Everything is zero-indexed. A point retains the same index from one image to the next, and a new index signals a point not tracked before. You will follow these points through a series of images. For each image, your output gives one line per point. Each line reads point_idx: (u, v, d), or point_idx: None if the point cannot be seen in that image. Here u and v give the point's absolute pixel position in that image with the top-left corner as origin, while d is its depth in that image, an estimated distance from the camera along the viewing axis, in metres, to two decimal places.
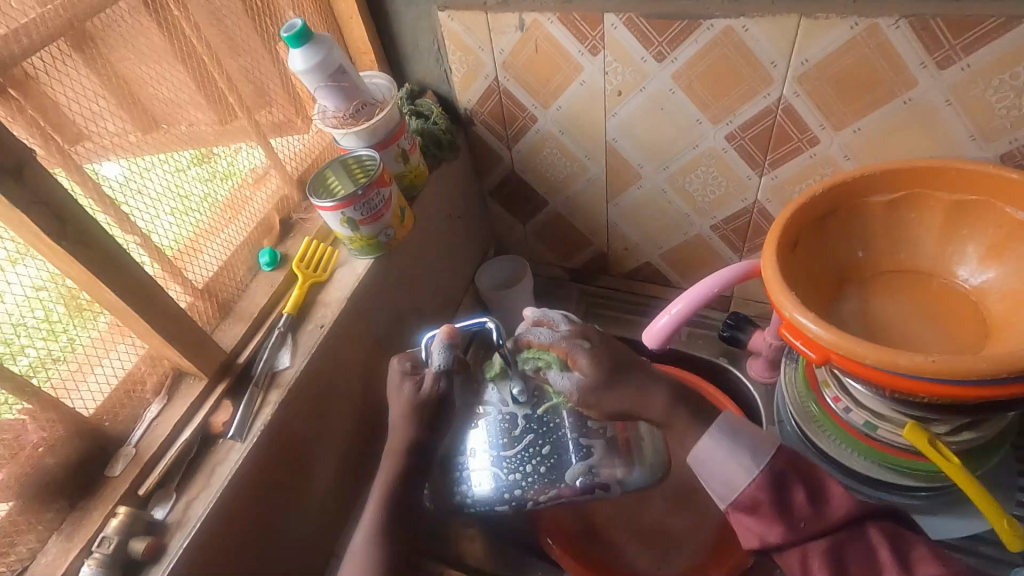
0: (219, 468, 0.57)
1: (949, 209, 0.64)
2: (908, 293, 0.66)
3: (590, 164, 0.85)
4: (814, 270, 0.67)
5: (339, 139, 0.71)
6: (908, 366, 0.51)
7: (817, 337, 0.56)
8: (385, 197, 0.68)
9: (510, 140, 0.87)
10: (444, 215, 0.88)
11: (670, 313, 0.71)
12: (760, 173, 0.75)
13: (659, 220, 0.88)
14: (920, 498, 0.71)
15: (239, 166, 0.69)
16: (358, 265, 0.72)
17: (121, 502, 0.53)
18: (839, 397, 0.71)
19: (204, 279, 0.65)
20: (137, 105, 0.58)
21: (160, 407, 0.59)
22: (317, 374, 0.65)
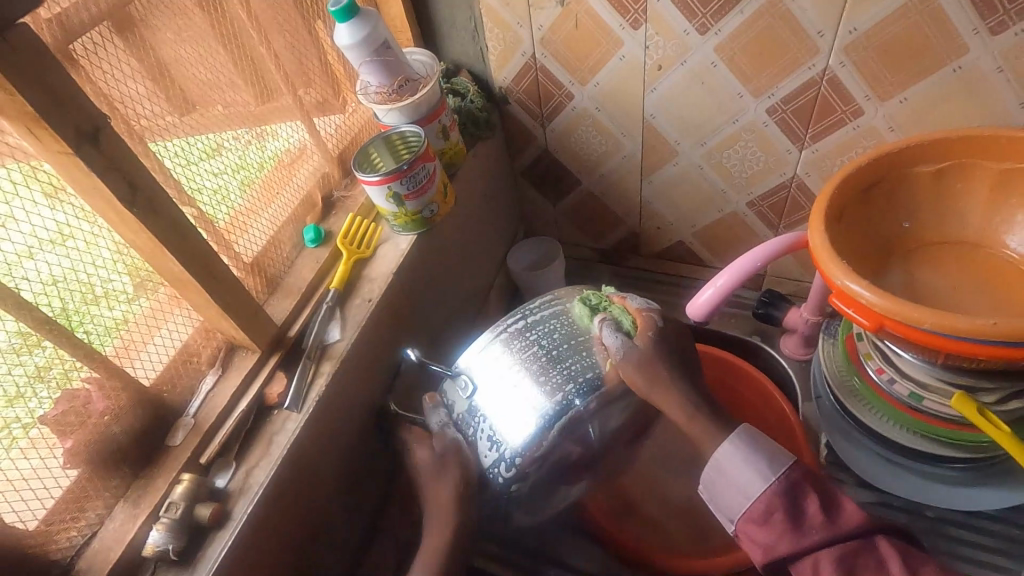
0: (276, 437, 0.57)
1: (998, 178, 0.64)
2: (955, 264, 0.66)
3: (626, 141, 0.85)
4: (860, 242, 0.67)
5: (382, 115, 0.71)
6: (966, 329, 0.52)
7: (870, 304, 0.56)
8: (429, 172, 0.68)
9: (545, 118, 0.87)
10: (479, 194, 0.88)
11: (714, 286, 0.71)
12: (800, 146, 0.75)
13: (694, 197, 0.88)
14: (960, 469, 0.72)
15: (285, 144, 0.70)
16: (401, 241, 0.73)
17: (184, 469, 0.54)
18: (882, 369, 0.71)
19: (253, 254, 0.66)
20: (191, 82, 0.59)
21: (216, 378, 0.60)
22: (365, 347, 0.66)
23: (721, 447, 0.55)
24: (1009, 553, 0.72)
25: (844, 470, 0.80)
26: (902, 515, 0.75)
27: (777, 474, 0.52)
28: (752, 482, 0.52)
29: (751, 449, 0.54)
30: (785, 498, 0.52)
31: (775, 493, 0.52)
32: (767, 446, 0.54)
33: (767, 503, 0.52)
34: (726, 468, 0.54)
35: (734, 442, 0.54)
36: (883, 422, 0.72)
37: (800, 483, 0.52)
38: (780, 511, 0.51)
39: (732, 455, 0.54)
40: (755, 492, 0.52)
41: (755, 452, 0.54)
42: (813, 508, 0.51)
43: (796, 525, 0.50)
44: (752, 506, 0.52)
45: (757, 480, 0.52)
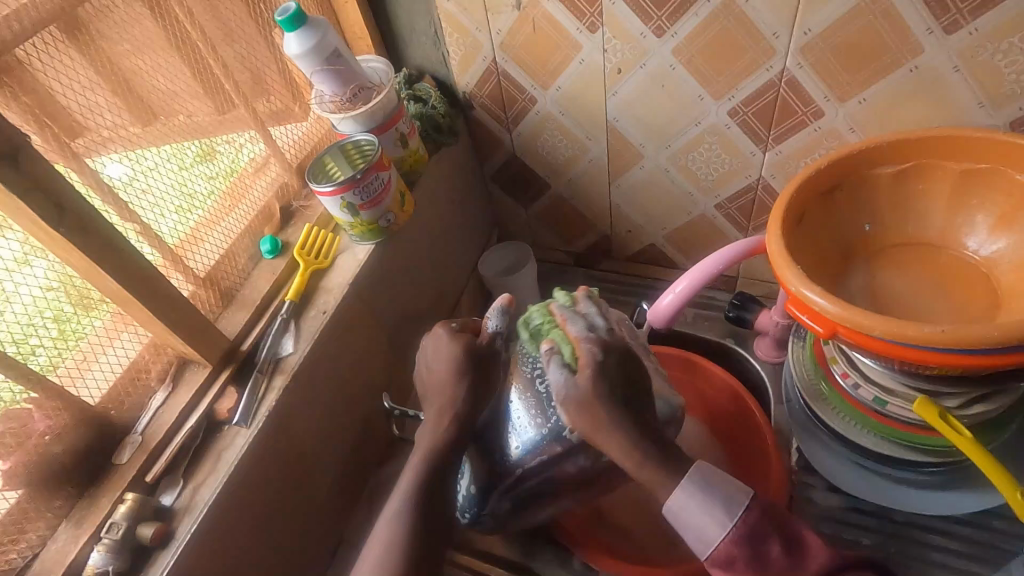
0: (225, 454, 0.57)
1: (958, 178, 0.63)
2: (917, 266, 0.65)
3: (591, 145, 0.84)
4: (821, 246, 0.66)
5: (338, 124, 0.70)
6: (917, 337, 0.51)
7: (824, 311, 0.55)
8: (384, 181, 0.68)
9: (510, 123, 0.87)
10: (446, 201, 0.87)
11: (674, 292, 0.70)
12: (764, 148, 0.74)
13: (662, 201, 0.87)
14: (929, 474, 0.71)
15: (241, 157, 0.69)
16: (359, 251, 0.72)
17: (129, 488, 0.53)
18: (847, 373, 0.70)
19: (206, 267, 0.65)
20: (135, 95, 0.58)
21: (166, 394, 0.59)
22: (320, 360, 0.65)
23: (673, 497, 0.51)
24: (981, 559, 0.70)
25: (815, 475, 0.79)
26: (872, 520, 0.74)
27: (735, 517, 0.49)
28: (710, 530, 0.49)
29: (703, 495, 0.50)
30: (745, 543, 0.48)
31: (735, 539, 0.48)
32: (720, 487, 0.50)
33: (728, 552, 0.48)
34: (682, 514, 0.50)
35: (682, 492, 0.50)
36: (849, 427, 0.72)
37: (760, 524, 0.48)
38: (743, 557, 0.48)
39: (686, 503, 0.50)
40: (714, 540, 0.49)
41: (710, 495, 0.50)
42: (777, 551, 0.48)
43: (759, 569, 0.47)
44: (714, 553, 0.49)
45: (716, 527, 0.49)
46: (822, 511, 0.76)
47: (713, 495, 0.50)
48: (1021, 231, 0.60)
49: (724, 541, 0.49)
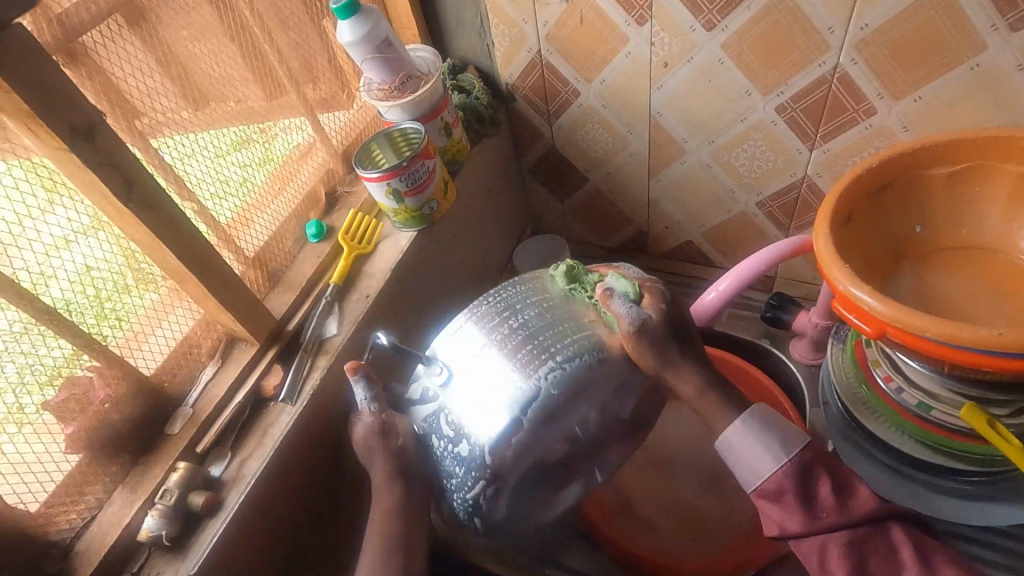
0: (271, 429, 0.58)
1: (1016, 182, 0.61)
2: (969, 270, 0.64)
3: (632, 139, 0.84)
4: (867, 245, 0.65)
5: (384, 112, 0.72)
6: (972, 340, 0.49)
7: (872, 310, 0.54)
8: (429, 169, 0.69)
9: (552, 116, 0.87)
10: (484, 192, 0.88)
11: (716, 289, 0.69)
12: (811, 146, 0.73)
13: (702, 197, 0.86)
14: (973, 484, 0.70)
15: (289, 142, 0.71)
16: (402, 238, 0.73)
17: (180, 458, 0.55)
18: (890, 377, 0.69)
19: (255, 249, 0.67)
20: (189, 81, 0.59)
21: (215, 369, 0.61)
22: (361, 342, 0.66)
23: (730, 427, 0.54)
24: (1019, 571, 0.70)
25: None
26: None
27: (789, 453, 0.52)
28: (763, 461, 0.52)
29: (761, 431, 0.53)
30: (795, 479, 0.51)
31: (787, 473, 0.51)
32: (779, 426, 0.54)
33: (778, 484, 0.51)
34: (739, 446, 0.54)
35: (740, 425, 0.54)
36: (890, 432, 0.71)
37: (813, 465, 0.52)
38: (791, 491, 0.51)
39: (744, 436, 0.54)
40: (765, 472, 0.52)
41: (764, 429, 0.54)
42: (826, 492, 0.51)
43: (808, 507, 0.50)
44: (763, 485, 0.52)
45: (772, 458, 0.52)
46: None
47: (770, 435, 0.53)
48: None
49: (774, 473, 0.52)
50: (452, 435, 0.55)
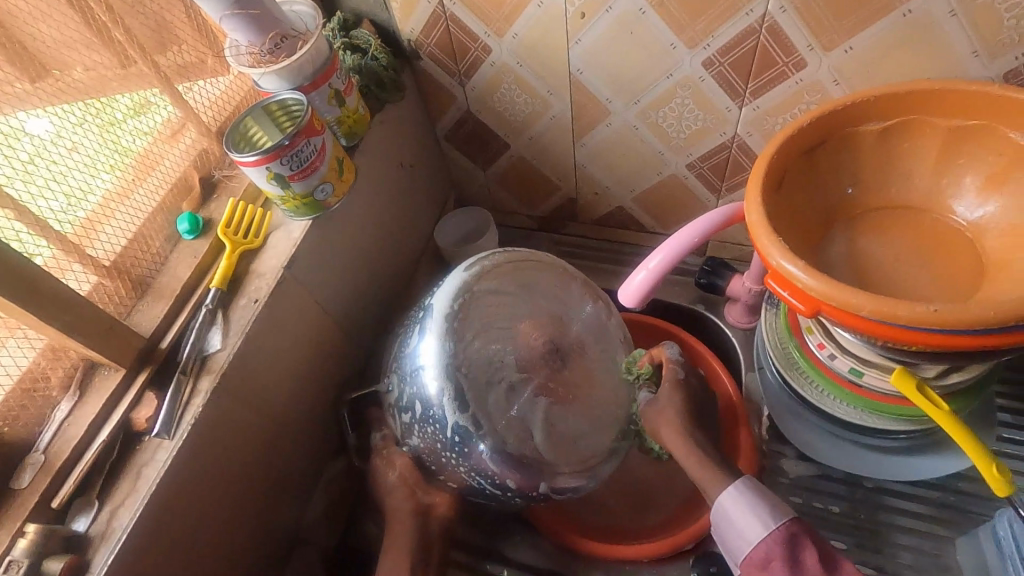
0: (145, 470, 0.50)
1: (945, 137, 0.58)
2: (901, 232, 0.61)
3: (553, 100, 0.76)
4: (799, 212, 0.61)
5: (259, 80, 0.60)
6: (909, 317, 0.46)
7: (807, 287, 0.50)
8: (317, 147, 0.59)
9: (463, 77, 0.78)
10: (394, 167, 0.78)
11: (647, 268, 0.64)
12: (740, 103, 0.68)
13: (631, 160, 0.81)
14: (901, 441, 0.70)
15: (148, 119, 0.60)
16: (295, 229, 0.63)
17: (32, 517, 0.46)
18: (822, 344, 0.67)
19: (112, 255, 0.56)
20: (16, 44, 0.49)
21: (71, 405, 0.51)
22: (254, 355, 0.58)
23: (719, 494, 0.56)
24: (944, 520, 0.71)
25: (786, 443, 0.77)
26: (841, 487, 0.74)
27: (769, 525, 0.52)
28: (751, 528, 0.52)
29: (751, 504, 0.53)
30: (783, 546, 0.51)
31: (772, 541, 0.51)
32: (768, 499, 0.54)
33: (766, 551, 0.51)
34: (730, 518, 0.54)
35: (732, 493, 0.55)
36: (824, 398, 0.69)
37: (797, 534, 0.51)
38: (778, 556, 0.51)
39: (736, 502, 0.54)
40: (754, 539, 0.52)
41: (754, 502, 0.54)
42: (811, 557, 0.50)
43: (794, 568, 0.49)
44: (753, 552, 0.52)
45: (755, 530, 0.52)
46: (792, 479, 0.75)
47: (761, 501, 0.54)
48: (1012, 193, 0.56)
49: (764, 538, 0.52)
50: (410, 406, 0.60)
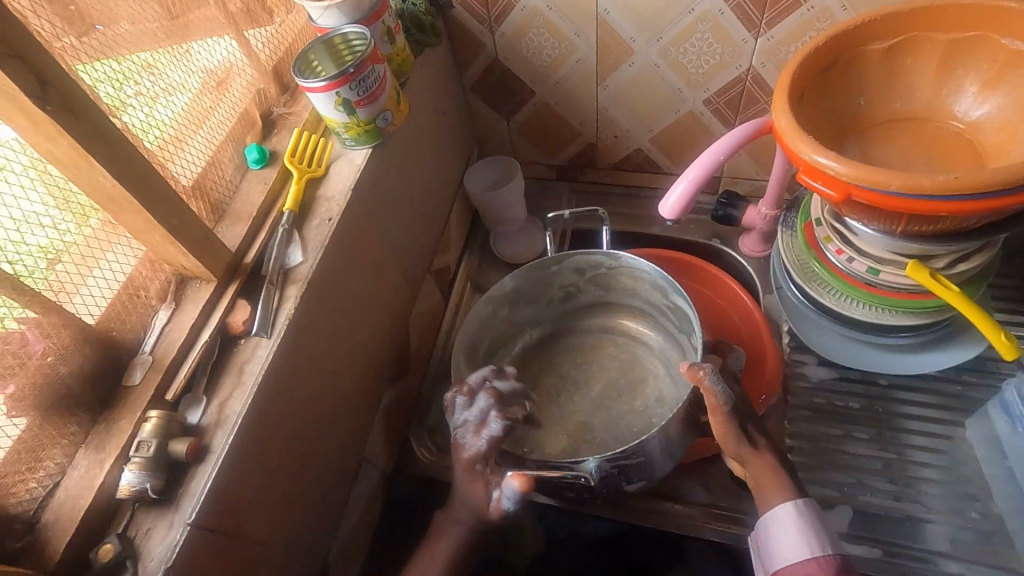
0: (248, 365, 0.53)
1: (945, 49, 0.65)
2: (909, 138, 0.68)
3: (580, 42, 0.82)
4: (818, 123, 0.68)
5: (317, 18, 0.65)
6: (931, 187, 0.53)
7: (839, 174, 0.57)
8: (378, 75, 0.63)
9: (494, 23, 0.83)
10: (432, 111, 0.83)
11: (686, 179, 0.69)
12: (755, 34, 0.75)
13: (651, 99, 0.87)
14: (913, 338, 0.77)
15: (197, 74, 0.61)
16: (355, 157, 0.67)
17: (150, 407, 0.50)
18: (841, 250, 0.73)
19: (193, 177, 0.59)
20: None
21: (169, 312, 0.55)
22: (331, 268, 0.61)
23: (776, 507, 0.59)
24: (954, 407, 0.78)
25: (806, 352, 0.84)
26: (858, 386, 0.81)
27: (822, 550, 0.56)
28: (799, 548, 0.56)
29: (808, 522, 0.57)
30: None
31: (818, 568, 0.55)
32: (822, 526, 0.58)
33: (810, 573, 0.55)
34: (777, 534, 0.58)
35: (789, 508, 0.58)
36: (842, 302, 0.76)
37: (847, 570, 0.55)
38: None
39: (789, 520, 0.58)
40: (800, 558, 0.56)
41: (809, 523, 0.57)
42: None
43: None
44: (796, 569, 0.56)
45: (803, 549, 0.56)
46: (815, 384, 0.82)
47: (816, 533, 0.57)
48: (1007, 93, 0.63)
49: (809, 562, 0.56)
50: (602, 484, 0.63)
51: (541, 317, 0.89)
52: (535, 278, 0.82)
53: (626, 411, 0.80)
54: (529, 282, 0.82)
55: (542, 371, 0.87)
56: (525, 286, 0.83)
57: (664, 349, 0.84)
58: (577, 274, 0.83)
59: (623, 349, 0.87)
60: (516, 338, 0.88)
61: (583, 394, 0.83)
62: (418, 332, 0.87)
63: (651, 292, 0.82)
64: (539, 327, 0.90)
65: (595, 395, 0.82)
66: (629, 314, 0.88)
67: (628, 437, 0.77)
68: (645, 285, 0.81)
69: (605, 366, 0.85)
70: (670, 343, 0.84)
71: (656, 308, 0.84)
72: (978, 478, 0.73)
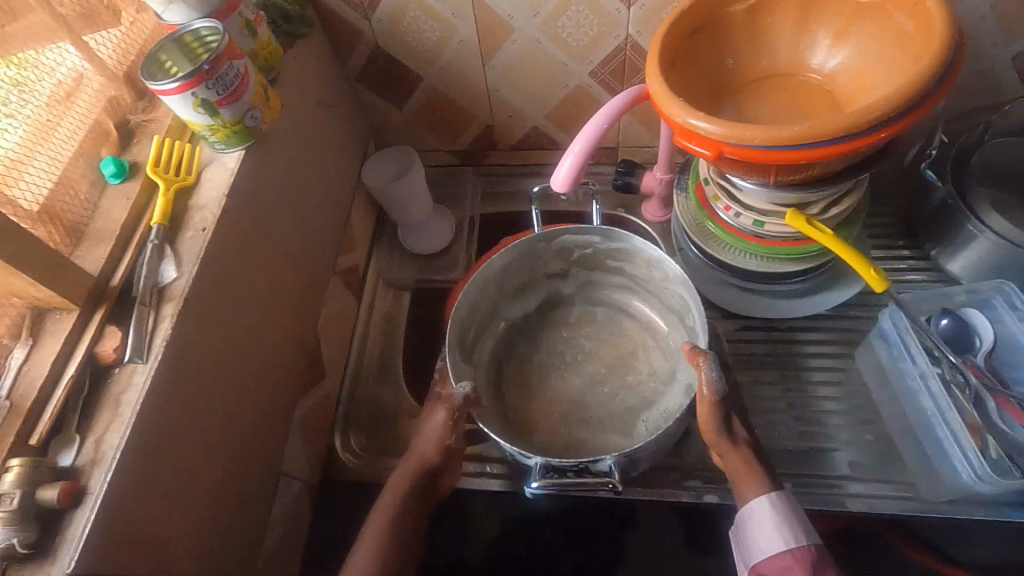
0: (125, 395, 0.49)
1: (800, 5, 0.69)
2: (777, 92, 0.72)
3: (459, 23, 0.80)
4: (692, 85, 0.70)
5: (164, 14, 0.60)
6: (791, 137, 0.56)
7: (710, 134, 0.59)
8: (239, 71, 0.59)
9: (368, 9, 0.80)
10: (314, 106, 0.79)
11: (573, 152, 0.69)
12: (628, 3, 0.76)
13: (539, 76, 0.87)
14: (803, 283, 0.82)
15: (31, 88, 0.55)
16: (228, 161, 0.63)
17: (12, 455, 0.46)
18: (729, 207, 0.77)
19: (39, 201, 0.54)
20: None
21: (26, 351, 0.50)
22: (212, 282, 0.58)
23: (753, 502, 0.61)
24: (845, 342, 0.84)
25: (712, 308, 0.89)
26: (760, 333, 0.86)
27: (797, 541, 0.57)
28: (774, 541, 0.58)
29: (782, 515, 0.59)
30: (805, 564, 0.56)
31: (794, 559, 0.57)
32: (795, 516, 0.59)
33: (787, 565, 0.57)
34: (754, 529, 0.60)
35: (765, 502, 0.60)
36: (735, 256, 0.80)
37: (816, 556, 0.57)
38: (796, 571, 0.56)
39: (764, 515, 0.59)
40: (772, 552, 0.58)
41: (783, 516, 0.59)
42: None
43: None
44: (771, 561, 0.58)
45: (777, 543, 0.58)
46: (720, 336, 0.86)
47: (790, 525, 0.58)
48: (856, 42, 0.67)
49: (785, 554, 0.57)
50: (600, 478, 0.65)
51: (523, 299, 0.88)
52: (523, 259, 0.84)
53: (618, 390, 0.80)
54: (513, 266, 0.84)
55: (527, 356, 0.85)
56: (510, 271, 0.84)
57: (650, 321, 0.85)
58: (560, 256, 0.86)
59: (609, 326, 0.86)
60: (492, 326, 0.87)
61: (576, 370, 0.82)
62: (330, 336, 0.84)
63: (639, 269, 0.83)
64: (523, 313, 0.88)
65: (579, 376, 0.81)
66: (614, 291, 0.88)
67: (626, 415, 0.77)
68: (635, 261, 0.82)
69: (602, 342, 0.85)
70: (656, 317, 0.85)
71: (642, 283, 0.85)
72: (868, 404, 0.79)
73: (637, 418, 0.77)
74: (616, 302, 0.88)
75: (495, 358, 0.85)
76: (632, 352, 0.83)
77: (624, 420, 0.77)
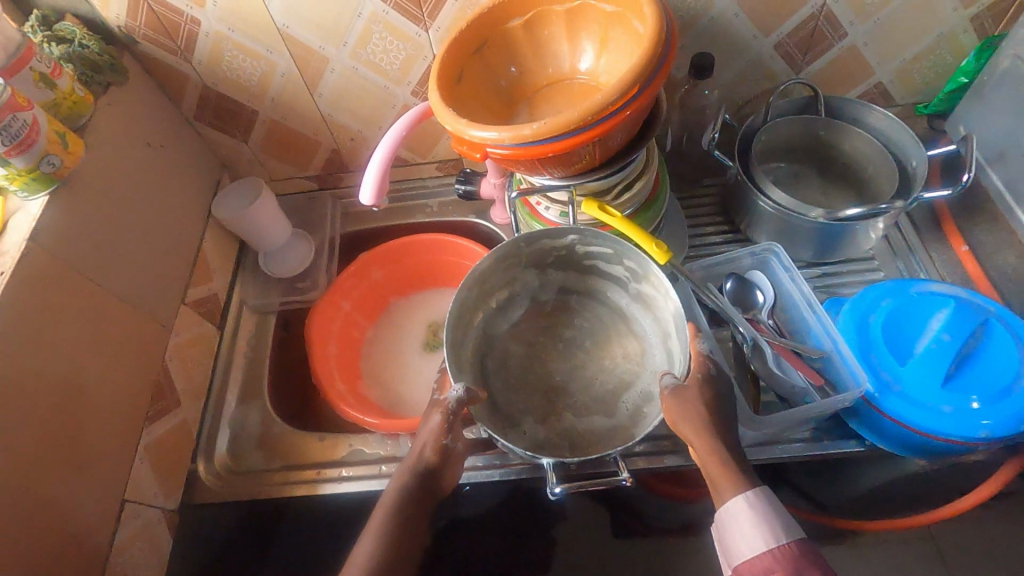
0: None
1: (566, 17, 0.76)
2: (558, 95, 0.79)
3: (276, 58, 0.86)
4: (479, 95, 0.78)
5: None
6: (531, 135, 0.63)
7: (472, 137, 0.67)
8: (26, 121, 0.64)
9: (186, 53, 0.84)
10: (141, 147, 0.83)
11: (372, 166, 0.76)
12: (424, 27, 0.82)
13: (366, 100, 0.92)
14: None
15: None
16: (33, 207, 0.67)
17: None
18: (539, 201, 0.84)
19: None
20: None
21: None
22: (10, 323, 0.61)
23: (729, 500, 0.57)
24: None
25: None
26: None
27: (777, 540, 0.53)
28: (751, 539, 0.54)
29: (757, 510, 0.55)
30: None
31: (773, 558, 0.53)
32: (775, 512, 0.55)
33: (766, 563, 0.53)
34: (728, 525, 0.56)
35: (741, 501, 0.56)
36: None
37: None
38: None
39: (741, 512, 0.56)
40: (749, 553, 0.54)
41: (761, 513, 0.55)
42: None
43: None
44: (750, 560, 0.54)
45: (757, 542, 0.54)
46: None
47: (770, 526, 0.54)
48: (614, 47, 0.75)
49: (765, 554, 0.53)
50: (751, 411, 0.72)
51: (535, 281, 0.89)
52: (505, 262, 0.83)
53: (599, 372, 0.84)
54: (496, 268, 0.82)
55: (510, 346, 0.87)
56: (495, 271, 0.82)
57: (626, 310, 0.87)
58: (541, 254, 0.84)
59: (588, 310, 0.89)
60: (472, 326, 0.84)
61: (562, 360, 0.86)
62: (185, 364, 0.87)
63: (617, 269, 0.83)
64: (505, 307, 0.89)
65: (569, 361, 0.86)
66: (592, 279, 0.88)
67: (606, 397, 0.82)
68: (611, 260, 0.82)
69: (587, 325, 0.88)
70: (631, 305, 0.86)
71: (620, 280, 0.85)
72: None
73: (617, 400, 0.81)
74: (586, 288, 0.89)
75: (483, 364, 0.84)
76: (608, 339, 0.86)
77: (607, 401, 0.81)
